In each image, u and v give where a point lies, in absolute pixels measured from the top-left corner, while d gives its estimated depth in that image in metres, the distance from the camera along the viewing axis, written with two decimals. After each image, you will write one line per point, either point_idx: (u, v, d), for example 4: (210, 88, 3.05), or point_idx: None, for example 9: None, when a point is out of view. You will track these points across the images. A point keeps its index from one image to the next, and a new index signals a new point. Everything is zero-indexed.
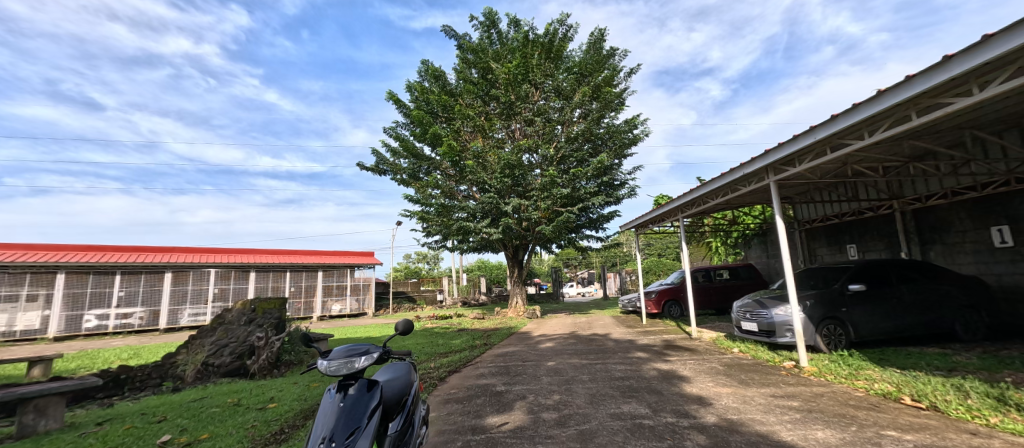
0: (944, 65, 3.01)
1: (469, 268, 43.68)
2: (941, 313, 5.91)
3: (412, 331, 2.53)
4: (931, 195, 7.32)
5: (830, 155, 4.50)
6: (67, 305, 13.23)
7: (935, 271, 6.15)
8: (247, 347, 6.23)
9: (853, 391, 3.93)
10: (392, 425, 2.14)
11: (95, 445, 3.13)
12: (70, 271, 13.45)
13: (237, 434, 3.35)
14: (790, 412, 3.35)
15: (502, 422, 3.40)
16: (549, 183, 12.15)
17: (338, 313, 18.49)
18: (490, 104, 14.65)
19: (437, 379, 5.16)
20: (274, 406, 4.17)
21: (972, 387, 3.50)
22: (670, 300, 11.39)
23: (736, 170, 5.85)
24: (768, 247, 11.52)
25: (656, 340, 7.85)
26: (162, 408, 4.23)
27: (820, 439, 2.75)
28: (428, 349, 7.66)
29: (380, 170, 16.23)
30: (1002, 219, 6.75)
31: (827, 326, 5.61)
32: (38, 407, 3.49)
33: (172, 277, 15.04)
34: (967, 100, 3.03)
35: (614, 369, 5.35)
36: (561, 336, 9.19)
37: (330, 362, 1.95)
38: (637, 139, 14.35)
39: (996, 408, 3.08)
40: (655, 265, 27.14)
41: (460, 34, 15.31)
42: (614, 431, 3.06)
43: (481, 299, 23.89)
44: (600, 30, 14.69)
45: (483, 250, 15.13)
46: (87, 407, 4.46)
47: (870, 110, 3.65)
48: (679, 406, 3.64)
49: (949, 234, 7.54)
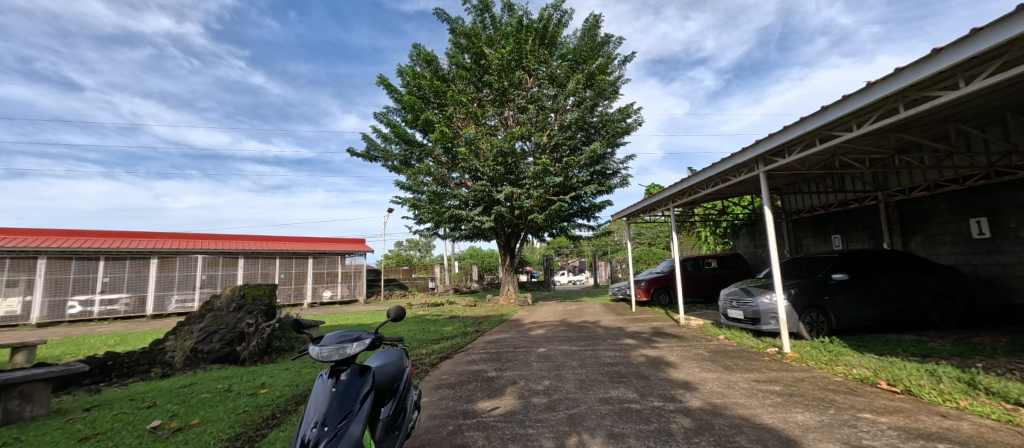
0: (933, 58, 3.05)
1: (461, 256, 43.85)
2: (921, 301, 6.10)
3: (404, 317, 2.56)
4: (915, 186, 7.45)
5: (819, 147, 4.56)
6: (49, 290, 12.95)
7: (914, 261, 6.33)
8: (236, 334, 6.18)
9: (832, 376, 4.07)
10: (385, 410, 2.18)
11: (83, 431, 3.11)
12: (51, 257, 13.18)
13: (227, 419, 3.35)
14: (771, 396, 3.46)
15: (493, 407, 3.46)
16: (542, 172, 11.98)
17: (329, 300, 18.45)
18: (483, 90, 14.48)
19: (428, 366, 5.21)
20: (265, 393, 4.17)
21: (945, 372, 3.65)
22: (659, 288, 11.59)
23: (727, 160, 5.88)
24: (756, 237, 11.73)
25: (644, 327, 8.01)
26: (150, 394, 4.21)
27: (800, 422, 2.85)
28: (420, 336, 7.72)
29: (371, 156, 16.06)
30: (981, 211, 6.96)
31: (810, 314, 5.77)
32: (22, 393, 3.43)
33: (158, 263, 14.82)
34: (955, 94, 3.06)
35: (603, 355, 5.45)
36: (552, 323, 9.34)
37: (321, 349, 1.94)
38: (631, 127, 14.34)
39: (966, 392, 3.21)
40: (646, 254, 27.55)
41: (452, 17, 14.91)
42: (602, 415, 3.13)
43: (473, 286, 24.10)
44: (595, 17, 14.49)
45: (476, 238, 15.15)
46: (74, 393, 4.41)
47: (859, 102, 3.69)
48: (665, 390, 3.74)
49: (930, 225, 7.73)
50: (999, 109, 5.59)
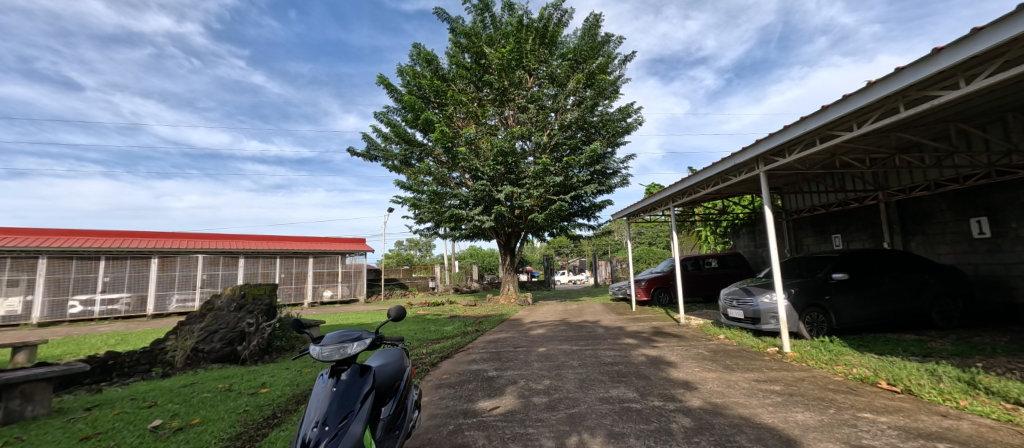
0: (933, 58, 3.05)
1: (461, 256, 43.86)
2: (921, 301, 6.09)
3: (405, 317, 2.56)
4: (915, 186, 7.45)
5: (819, 146, 4.56)
6: (50, 290, 12.97)
7: (915, 261, 6.33)
8: (236, 333, 6.18)
9: (832, 375, 4.08)
10: (385, 409, 2.18)
11: (84, 430, 3.12)
12: (52, 256, 13.18)
13: (228, 419, 3.36)
14: (771, 396, 3.46)
15: (494, 407, 3.46)
16: (542, 171, 11.96)
17: (330, 299, 18.47)
18: (483, 89, 14.47)
19: (428, 365, 5.22)
20: (266, 392, 4.18)
21: (946, 371, 3.65)
22: (659, 287, 11.59)
23: (728, 159, 5.88)
24: (756, 236, 11.73)
25: (644, 326, 8.01)
26: (151, 394, 4.22)
27: (800, 421, 2.85)
28: (420, 336, 7.73)
29: (371, 156, 16.06)
30: (981, 211, 6.96)
31: (810, 314, 5.77)
32: (23, 393, 3.44)
33: (158, 262, 14.83)
34: (955, 94, 3.07)
35: (603, 355, 5.45)
36: (552, 322, 9.35)
37: (322, 349, 1.94)
38: (631, 127, 14.32)
39: (966, 392, 3.21)
40: (647, 254, 27.57)
41: (452, 16, 14.89)
42: (602, 414, 3.14)
43: (473, 285, 24.12)
44: (595, 16, 14.47)
45: (476, 238, 15.16)
46: (76, 393, 4.42)
47: (859, 102, 3.70)
48: (665, 390, 3.74)
49: (931, 225, 7.73)
50: (999, 108, 5.59)
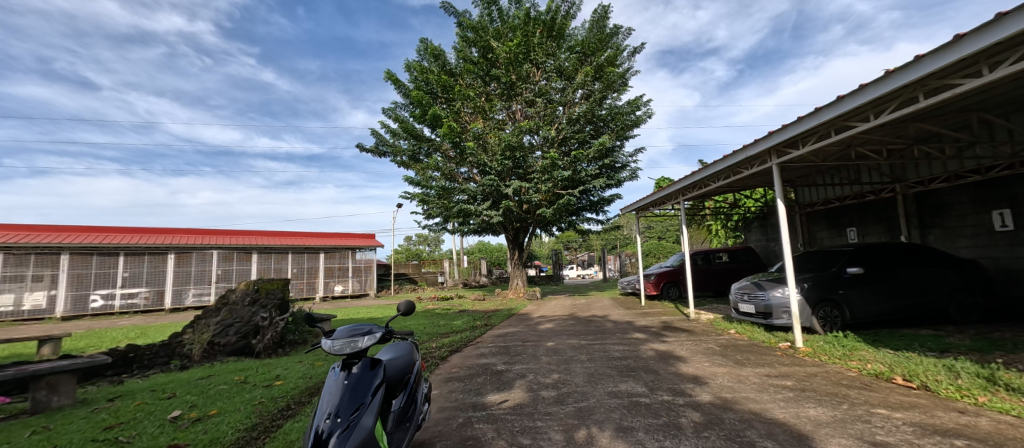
0: (955, 45, 2.95)
1: (470, 251, 44.25)
2: (938, 295, 5.95)
3: (414, 311, 2.58)
4: (933, 178, 7.29)
5: (834, 138, 4.45)
6: (73, 284, 13.37)
7: (932, 255, 6.18)
8: (251, 327, 6.32)
9: (846, 371, 4.02)
10: (396, 402, 2.21)
11: (108, 420, 3.22)
12: (74, 252, 13.58)
13: (244, 409, 3.44)
14: (783, 391, 3.43)
15: (502, 400, 3.49)
16: (550, 166, 11.98)
17: (341, 294, 18.70)
18: (491, 84, 14.42)
19: (438, 359, 5.27)
20: (280, 384, 4.26)
21: (964, 367, 3.57)
22: (668, 282, 11.52)
23: (739, 152, 5.79)
24: (768, 231, 11.59)
25: (654, 321, 7.98)
26: (170, 385, 4.34)
27: (811, 417, 2.82)
28: (430, 330, 7.84)
29: (380, 151, 16.15)
30: (1003, 203, 6.75)
31: (823, 309, 5.67)
32: (49, 384, 3.57)
33: (175, 258, 15.18)
34: (977, 81, 2.97)
35: (612, 349, 5.45)
36: (561, 317, 9.37)
37: (334, 342, 1.98)
38: (640, 120, 14.15)
39: (985, 388, 3.14)
40: (656, 248, 27.54)
41: (459, 11, 14.81)
42: (611, 408, 3.15)
43: (482, 280, 24.28)
44: (604, 7, 14.24)
45: (484, 232, 15.21)
46: (99, 384, 4.56)
47: (876, 92, 3.60)
48: (675, 384, 3.74)
49: (949, 217, 7.54)
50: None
